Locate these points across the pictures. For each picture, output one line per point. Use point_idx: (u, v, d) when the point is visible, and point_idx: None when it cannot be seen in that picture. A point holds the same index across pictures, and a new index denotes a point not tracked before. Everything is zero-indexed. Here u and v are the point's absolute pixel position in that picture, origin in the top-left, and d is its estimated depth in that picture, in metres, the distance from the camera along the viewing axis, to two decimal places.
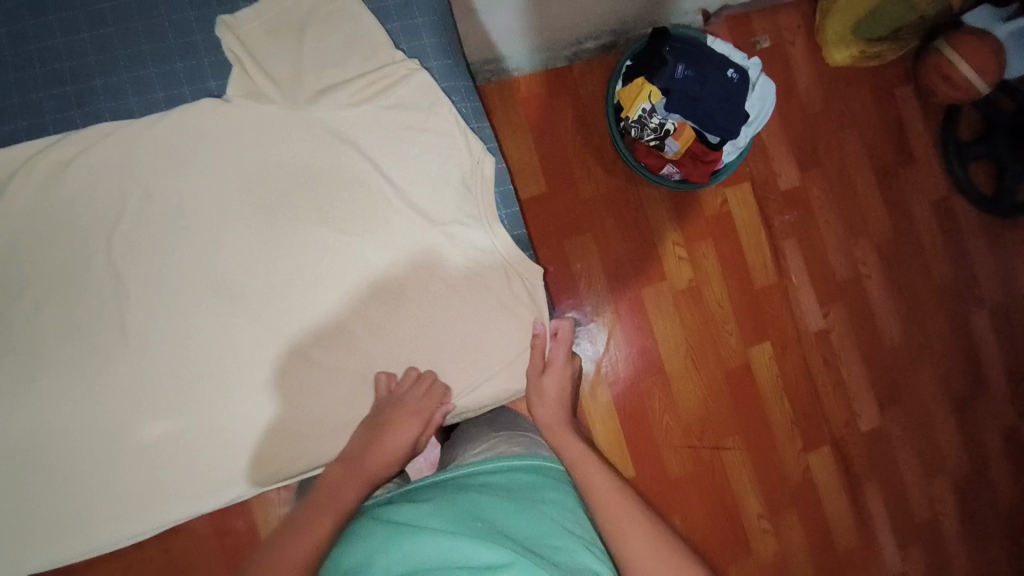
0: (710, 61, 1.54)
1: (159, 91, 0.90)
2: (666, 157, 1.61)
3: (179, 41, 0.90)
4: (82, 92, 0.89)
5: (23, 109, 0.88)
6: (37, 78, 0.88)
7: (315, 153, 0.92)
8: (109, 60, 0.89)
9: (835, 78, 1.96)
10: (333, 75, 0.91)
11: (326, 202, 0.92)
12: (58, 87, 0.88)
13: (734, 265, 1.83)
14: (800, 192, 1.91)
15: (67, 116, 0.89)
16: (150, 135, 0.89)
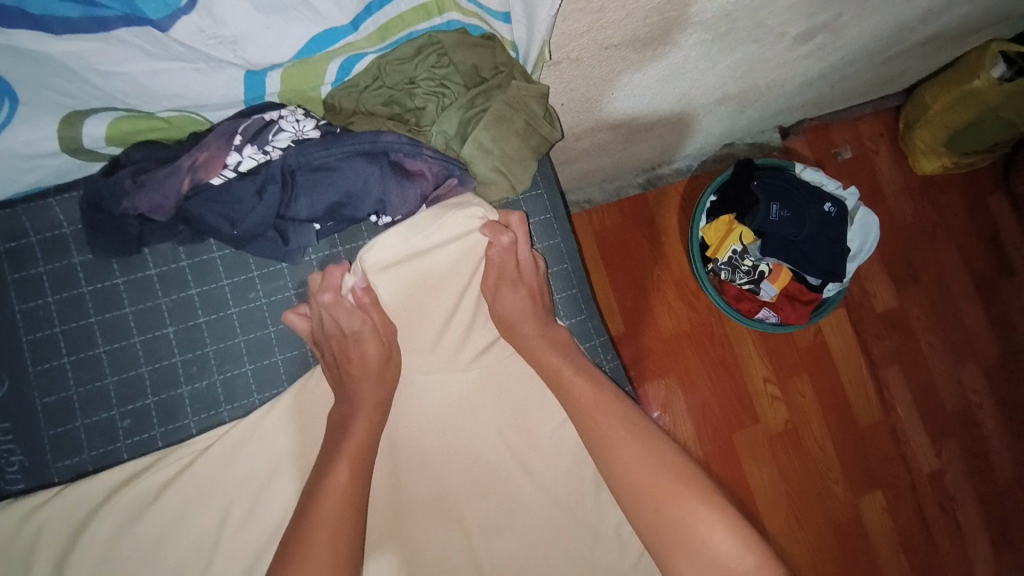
0: (806, 197, 1.36)
1: (220, 379, 0.58)
2: (762, 300, 1.43)
3: (268, 300, 0.59)
4: (126, 394, 0.56)
5: (33, 433, 0.55)
6: (59, 373, 0.55)
7: (427, 447, 0.63)
8: (164, 341, 0.57)
9: (923, 190, 1.65)
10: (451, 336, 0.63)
11: (443, 514, 0.62)
12: (59, 428, 0.55)
13: (832, 400, 1.58)
14: (899, 314, 1.62)
15: (106, 440, 0.55)
16: (217, 467, 0.56)
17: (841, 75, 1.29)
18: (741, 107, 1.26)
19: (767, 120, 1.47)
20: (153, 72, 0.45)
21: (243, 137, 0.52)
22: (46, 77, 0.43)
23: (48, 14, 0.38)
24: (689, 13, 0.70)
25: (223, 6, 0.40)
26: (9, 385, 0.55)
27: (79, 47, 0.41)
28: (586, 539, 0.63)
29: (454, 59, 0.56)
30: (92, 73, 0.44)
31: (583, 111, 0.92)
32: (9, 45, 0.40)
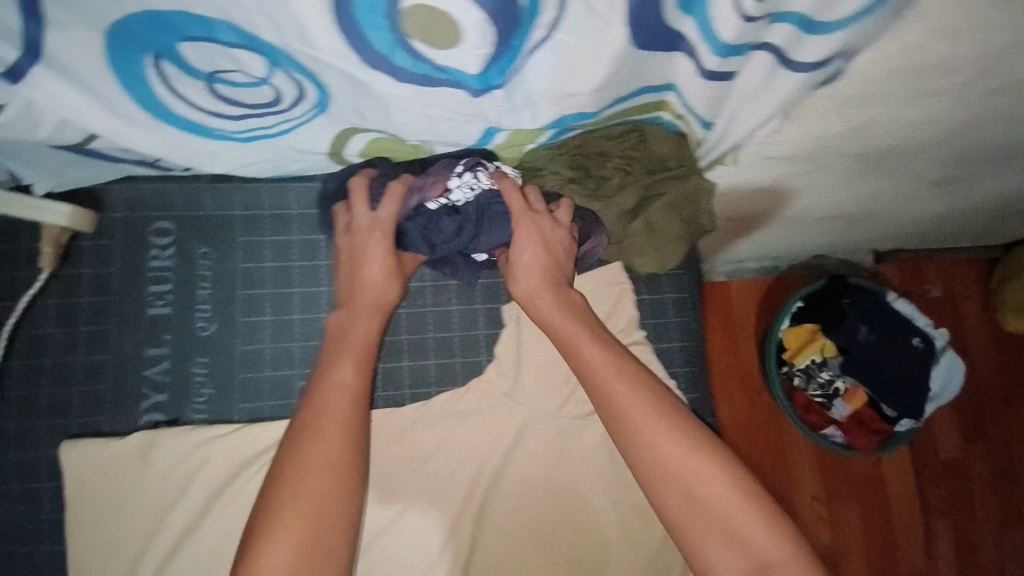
0: (897, 328, 1.35)
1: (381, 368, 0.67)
2: (830, 417, 1.43)
3: (433, 307, 0.69)
4: (306, 360, 0.64)
5: (226, 374, 0.63)
6: (258, 327, 0.64)
7: (536, 474, 0.67)
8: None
9: (1010, 345, 1.63)
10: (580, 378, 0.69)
11: (536, 543, 0.65)
12: (247, 373, 0.63)
13: (878, 540, 1.53)
14: (963, 467, 1.58)
15: (283, 394, 0.63)
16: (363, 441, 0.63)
17: (955, 217, 1.32)
18: (852, 224, 1.30)
19: (867, 243, 1.50)
20: (433, 117, 0.54)
21: (459, 172, 0.60)
22: (360, 105, 0.51)
23: (403, 69, 0.45)
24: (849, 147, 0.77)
25: (523, 87, 0.48)
26: (216, 326, 0.64)
27: (403, 91, 0.48)
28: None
29: (650, 146, 0.65)
30: (392, 108, 0.52)
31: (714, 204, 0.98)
32: (358, 81, 0.46)
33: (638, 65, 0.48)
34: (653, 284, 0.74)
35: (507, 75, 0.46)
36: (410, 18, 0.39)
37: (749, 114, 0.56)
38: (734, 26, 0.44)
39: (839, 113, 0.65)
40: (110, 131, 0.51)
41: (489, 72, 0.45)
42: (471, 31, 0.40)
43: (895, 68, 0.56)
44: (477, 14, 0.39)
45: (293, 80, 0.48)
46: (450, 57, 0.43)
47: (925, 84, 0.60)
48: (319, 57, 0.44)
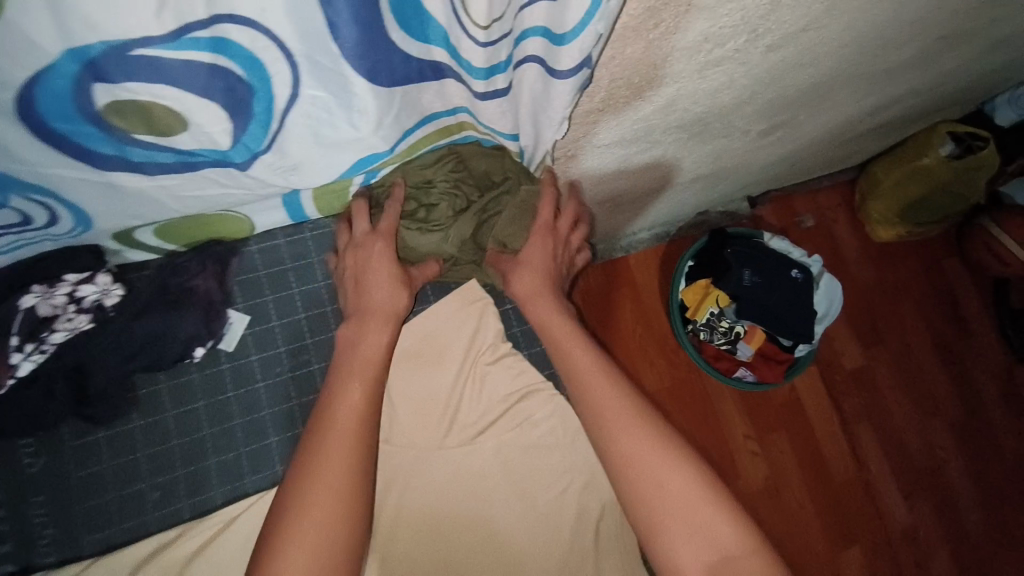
0: (774, 265, 1.47)
1: (246, 452, 0.61)
2: (739, 360, 1.53)
3: (291, 374, 0.63)
4: (156, 466, 0.59)
5: (68, 506, 0.57)
6: (93, 448, 0.58)
7: (437, 508, 0.66)
8: (194, 416, 0.61)
9: (879, 254, 1.79)
10: (460, 405, 0.69)
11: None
12: (93, 497, 0.58)
13: (808, 457, 1.64)
14: (865, 372, 1.72)
15: (138, 511, 0.58)
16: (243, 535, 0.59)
17: (801, 154, 1.43)
18: (713, 183, 1.39)
19: (737, 192, 1.59)
20: (210, 197, 0.53)
21: (20, 335, 0.55)
22: (125, 206, 0.50)
23: (148, 161, 0.45)
24: (668, 120, 0.81)
25: (293, 143, 0.49)
26: (45, 460, 0.57)
27: (162, 179, 0.48)
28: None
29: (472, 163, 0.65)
30: (169, 201, 0.52)
31: (574, 190, 1.01)
32: (105, 182, 0.46)
33: (399, 100, 0.48)
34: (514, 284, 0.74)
35: (265, 139, 0.47)
36: (114, 116, 0.40)
37: (549, 122, 0.56)
38: (482, 54, 0.44)
39: (640, 97, 0.68)
40: None
41: (243, 141, 0.46)
42: (188, 109, 0.41)
43: (667, 53, 0.59)
44: (184, 95, 0.39)
45: (34, 203, 0.47)
46: (189, 138, 0.44)
47: (704, 58, 0.64)
48: (45, 171, 0.43)
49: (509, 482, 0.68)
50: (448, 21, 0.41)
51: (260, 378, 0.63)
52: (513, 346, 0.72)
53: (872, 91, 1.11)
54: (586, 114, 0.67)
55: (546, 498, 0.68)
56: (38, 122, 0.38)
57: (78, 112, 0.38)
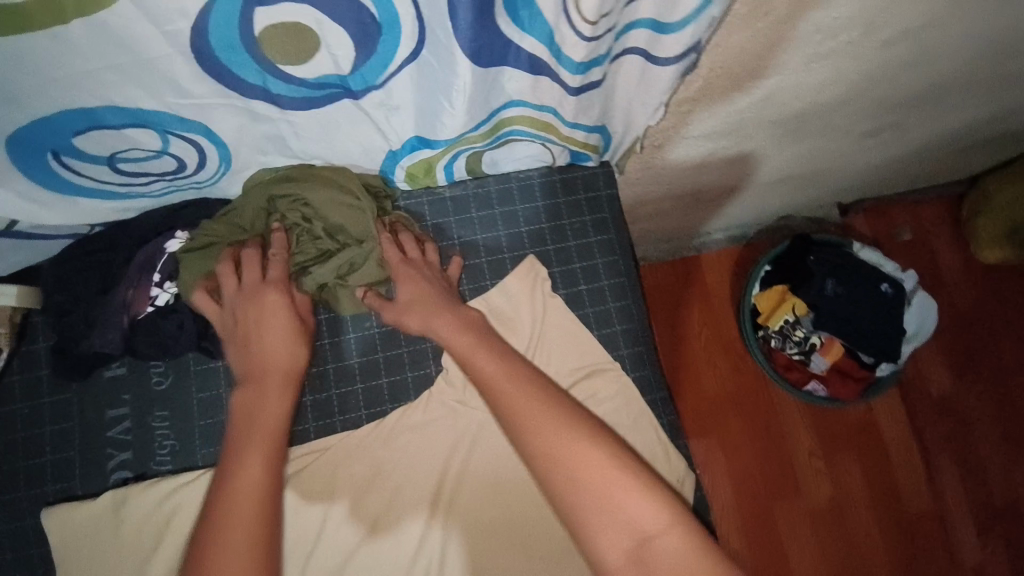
0: (861, 276, 1.40)
1: (335, 394, 0.69)
2: (811, 372, 1.47)
3: (381, 328, 0.70)
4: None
5: (188, 422, 0.66)
6: (214, 373, 0.66)
7: (500, 471, 0.70)
8: None
9: (985, 277, 1.65)
10: None
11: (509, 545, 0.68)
12: (208, 417, 0.66)
13: (879, 485, 1.55)
14: (955, 402, 1.59)
15: None
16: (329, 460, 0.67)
17: (903, 162, 1.35)
18: (802, 185, 1.34)
19: (827, 197, 1.52)
20: (330, 133, 0.57)
21: (161, 274, 0.64)
22: (256, 137, 0.56)
23: (282, 94, 0.50)
24: (763, 116, 0.79)
25: (400, 85, 0.50)
26: (172, 379, 0.66)
27: (292, 115, 0.53)
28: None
29: (347, 210, 0.64)
30: (293, 136, 0.57)
31: (657, 182, 1.01)
32: (246, 111, 0.52)
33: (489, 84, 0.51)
34: (584, 258, 0.76)
35: (380, 76, 0.49)
36: (266, 41, 0.44)
37: (644, 110, 0.61)
38: (581, 49, 0.48)
39: (738, 90, 0.68)
40: (30, 214, 0.59)
41: (362, 72, 0.48)
42: (326, 39, 0.44)
43: (774, 42, 0.59)
44: (327, 25, 0.43)
45: (189, 147, 0.55)
46: (317, 67, 0.47)
47: (811, 51, 0.63)
48: (201, 97, 0.49)
49: None
50: (557, 19, 0.45)
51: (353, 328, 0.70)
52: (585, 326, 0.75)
53: (995, 97, 1.03)
54: (680, 104, 0.68)
55: None
56: (202, 44, 0.43)
57: (240, 38, 0.43)
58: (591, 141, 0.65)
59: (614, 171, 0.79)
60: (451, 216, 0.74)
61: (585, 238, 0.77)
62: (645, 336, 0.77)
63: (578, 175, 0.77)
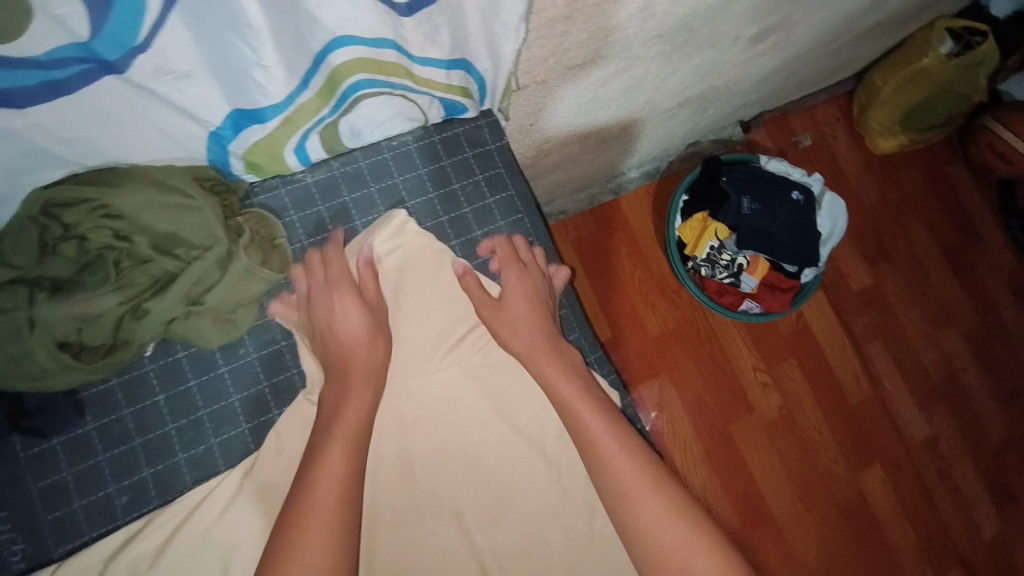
0: (773, 189, 1.41)
1: (218, 443, 0.55)
2: (743, 292, 1.47)
3: (259, 354, 0.57)
4: (119, 469, 0.53)
5: (34, 520, 0.51)
6: (51, 456, 0.52)
7: (431, 477, 0.62)
8: (156, 410, 0.55)
9: (881, 167, 1.72)
10: (448, 367, 0.64)
11: (456, 556, 0.61)
12: (55, 509, 0.52)
13: (823, 385, 1.61)
14: (874, 291, 1.67)
15: (107, 519, 0.52)
16: (215, 516, 0.54)
17: (794, 67, 1.34)
18: (702, 107, 1.30)
19: (728, 115, 1.50)
20: (112, 131, 0.43)
21: None
22: (5, 158, 0.41)
23: (7, 87, 0.35)
24: (646, 29, 0.72)
25: (176, 44, 0.37)
26: (3, 475, 0.52)
27: (43, 117, 0.39)
28: (597, 547, 0.63)
29: (186, 219, 0.48)
30: (59, 148, 0.42)
31: (553, 125, 0.93)
32: None
33: (296, 18, 0.40)
34: (483, 222, 0.67)
35: (139, 31, 0.35)
36: None
37: (506, 30, 0.50)
38: None
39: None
40: None
41: (107, 31, 0.34)
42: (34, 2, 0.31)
43: None
44: None
45: None
46: (39, 42, 0.33)
47: None
48: None
49: (505, 444, 0.64)
50: None
51: (227, 360, 0.56)
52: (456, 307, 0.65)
53: None
54: (551, 23, 0.59)
55: (545, 454, 0.64)
56: None
57: None
58: (453, 76, 0.55)
59: (498, 120, 0.69)
60: (319, 205, 0.61)
61: (481, 201, 0.67)
62: (569, 294, 0.70)
63: (459, 130, 0.67)
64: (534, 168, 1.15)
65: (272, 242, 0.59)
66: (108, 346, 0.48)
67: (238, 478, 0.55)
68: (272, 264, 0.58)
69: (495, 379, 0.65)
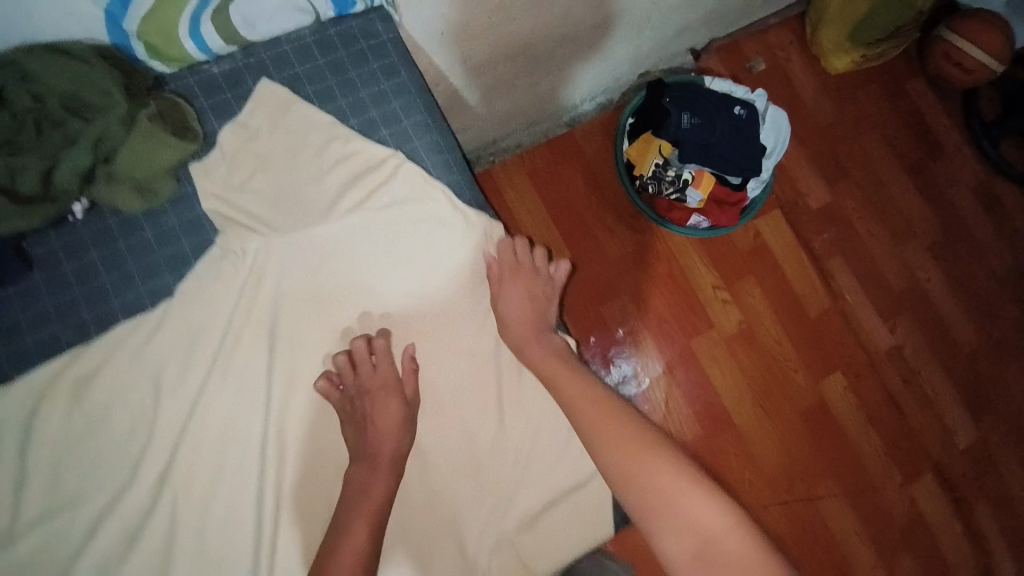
0: (712, 104, 1.47)
1: (145, 292, 0.66)
2: (690, 207, 1.52)
3: (177, 220, 0.68)
4: (62, 311, 0.65)
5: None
6: (5, 302, 0.64)
7: (339, 318, 0.71)
8: (90, 265, 0.65)
9: (835, 85, 1.75)
10: (346, 228, 0.71)
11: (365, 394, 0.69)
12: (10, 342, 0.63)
13: (784, 298, 1.66)
14: (834, 206, 1.72)
15: (53, 349, 0.64)
16: (142, 341, 0.65)
17: None
18: (632, 27, 1.36)
19: (671, 40, 1.55)
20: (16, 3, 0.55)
21: None
22: None
23: None
24: None
25: None
26: None
27: None
28: (497, 377, 0.73)
29: (87, 81, 0.60)
30: None
31: (467, 36, 1.00)
32: None
33: None
34: (379, 104, 0.74)
35: None
36: None
37: None
38: None
39: None
40: None
41: None
42: None
43: None
44: None
45: None
46: None
47: None
48: None
49: (399, 291, 0.72)
50: None
51: (149, 224, 0.67)
52: (354, 172, 0.72)
53: None
54: None
55: (435, 301, 0.73)
56: None
57: None
58: None
59: (390, 14, 0.76)
60: (225, 92, 0.71)
61: (377, 86, 0.74)
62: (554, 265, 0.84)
63: (352, 23, 0.75)
64: (470, 92, 1.22)
65: (186, 125, 0.67)
66: (38, 195, 0.61)
67: (159, 315, 0.66)
68: (186, 141, 0.66)
69: (385, 234, 0.72)
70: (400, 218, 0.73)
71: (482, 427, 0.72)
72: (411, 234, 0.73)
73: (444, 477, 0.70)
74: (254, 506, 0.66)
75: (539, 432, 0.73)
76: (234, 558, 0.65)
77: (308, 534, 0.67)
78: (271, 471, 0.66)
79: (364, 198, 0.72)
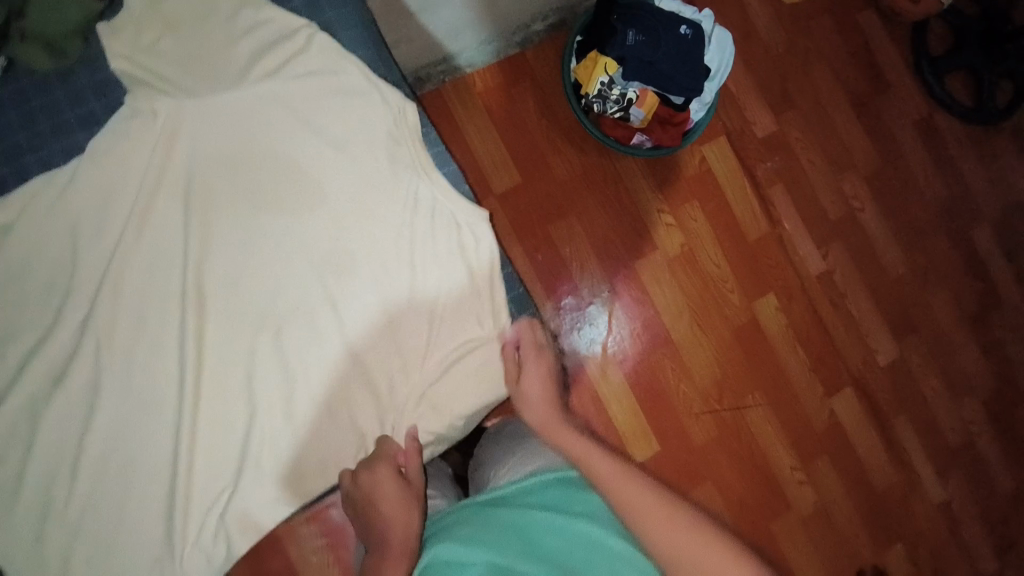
0: (657, 18, 1.37)
1: (61, 148, 0.70)
2: (634, 127, 1.48)
3: (92, 81, 0.71)
4: None
5: None
6: None
7: (253, 178, 0.74)
8: (10, 122, 0.69)
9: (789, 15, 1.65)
10: (259, 92, 0.74)
11: (284, 247, 0.74)
12: None
13: (724, 219, 1.57)
14: (779, 136, 1.61)
15: None
16: (58, 192, 0.68)
17: None
18: None
19: None
20: None
21: None
22: None
23: None
24: None
25: None
26: None
27: None
28: (407, 242, 0.76)
29: None
30: None
31: None
32: None
33: None
34: None
35: None
36: None
37: None
38: None
39: None
40: None
41: None
42: None
43: None
44: None
45: None
46: None
47: None
48: None
49: (312, 154, 0.75)
50: None
51: (64, 84, 0.70)
52: (266, 40, 0.74)
53: None
54: None
55: (346, 166, 0.76)
56: None
57: None
58: None
59: None
60: None
61: None
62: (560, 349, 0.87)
63: None
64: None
65: None
66: None
67: (74, 169, 0.69)
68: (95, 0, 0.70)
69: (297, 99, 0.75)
70: (312, 84, 0.75)
71: (396, 290, 0.76)
72: (323, 100, 0.75)
73: (362, 327, 0.75)
74: (178, 351, 0.70)
75: (449, 296, 0.77)
76: (161, 399, 0.70)
77: (229, 375, 0.72)
78: (191, 319, 0.71)
79: (277, 66, 0.74)
